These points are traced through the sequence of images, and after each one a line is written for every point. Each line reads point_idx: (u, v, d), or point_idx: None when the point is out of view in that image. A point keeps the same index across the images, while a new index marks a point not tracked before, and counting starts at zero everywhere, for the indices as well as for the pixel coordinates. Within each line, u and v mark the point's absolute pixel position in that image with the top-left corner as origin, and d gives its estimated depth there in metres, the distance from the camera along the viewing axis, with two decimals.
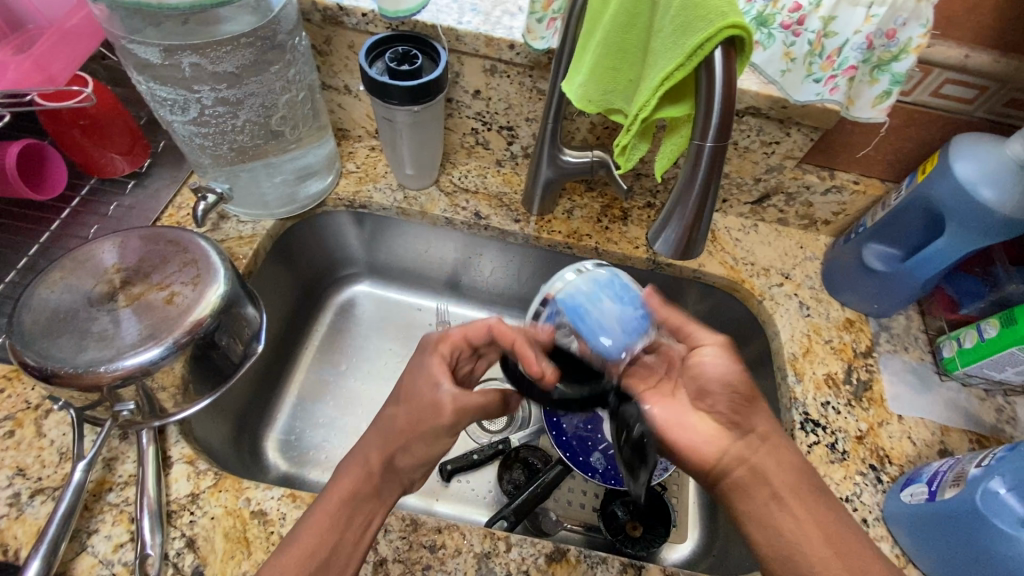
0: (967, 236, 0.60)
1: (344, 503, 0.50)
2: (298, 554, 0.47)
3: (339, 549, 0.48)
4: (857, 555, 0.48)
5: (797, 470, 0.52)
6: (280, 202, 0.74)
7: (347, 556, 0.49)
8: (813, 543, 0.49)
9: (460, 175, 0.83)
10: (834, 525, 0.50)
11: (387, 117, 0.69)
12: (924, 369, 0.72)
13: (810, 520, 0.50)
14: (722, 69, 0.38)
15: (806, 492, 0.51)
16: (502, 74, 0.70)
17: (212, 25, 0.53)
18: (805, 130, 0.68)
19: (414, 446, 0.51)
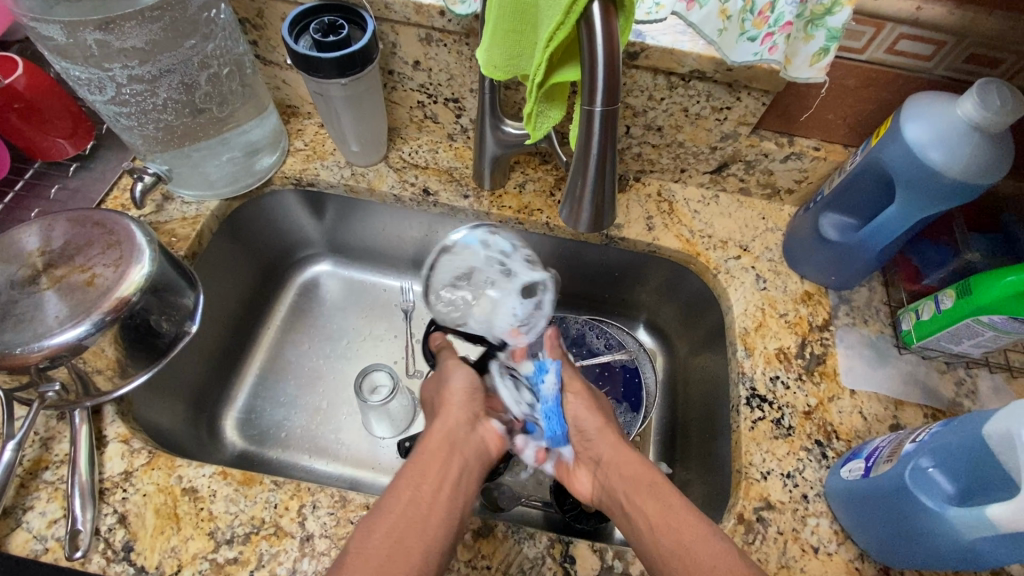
0: (917, 202, 0.57)
1: (413, 463, 0.53)
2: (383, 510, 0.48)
3: (417, 499, 0.49)
4: (679, 527, 0.48)
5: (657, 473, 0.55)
6: (225, 181, 0.74)
7: (428, 504, 0.49)
8: (643, 528, 0.50)
9: (411, 150, 0.81)
10: (687, 519, 0.49)
11: (318, 91, 0.67)
12: (882, 342, 0.70)
13: (642, 515, 0.51)
14: (602, 27, 0.35)
15: (654, 485, 0.53)
16: (438, 43, 0.67)
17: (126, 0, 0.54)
18: (756, 93, 0.65)
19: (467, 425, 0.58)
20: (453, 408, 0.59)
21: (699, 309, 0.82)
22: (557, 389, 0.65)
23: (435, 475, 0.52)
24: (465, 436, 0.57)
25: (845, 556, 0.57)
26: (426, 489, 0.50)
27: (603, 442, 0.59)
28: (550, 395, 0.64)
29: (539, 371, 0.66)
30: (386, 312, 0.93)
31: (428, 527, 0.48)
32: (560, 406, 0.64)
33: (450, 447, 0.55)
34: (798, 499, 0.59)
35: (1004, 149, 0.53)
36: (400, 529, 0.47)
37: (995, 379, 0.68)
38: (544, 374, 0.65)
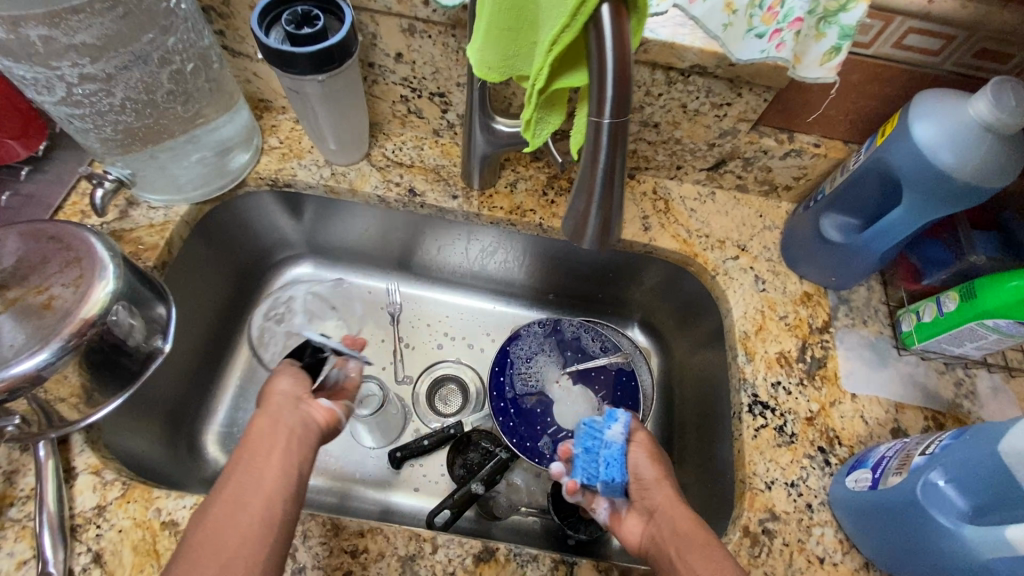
0: (925, 205, 0.55)
1: (241, 449, 0.50)
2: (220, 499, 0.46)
3: (241, 482, 0.47)
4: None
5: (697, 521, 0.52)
6: (195, 183, 0.69)
7: (252, 485, 0.47)
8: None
9: (394, 147, 0.77)
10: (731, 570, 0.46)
11: (293, 88, 0.62)
12: (882, 344, 0.69)
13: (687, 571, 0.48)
14: (612, 31, 0.32)
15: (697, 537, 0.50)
16: (423, 34, 0.63)
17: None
18: (757, 89, 0.62)
19: (295, 406, 0.55)
20: (273, 394, 0.56)
21: (696, 309, 0.80)
22: (624, 439, 0.61)
23: (258, 462, 0.49)
24: (288, 413, 0.54)
25: (850, 565, 0.56)
26: (247, 481, 0.48)
27: (658, 489, 0.56)
28: (615, 444, 0.60)
29: (608, 417, 0.62)
30: (371, 316, 0.89)
31: (248, 504, 0.46)
32: (623, 458, 0.59)
33: (272, 430, 0.52)
34: (803, 508, 0.58)
35: (1015, 151, 0.52)
36: (216, 530, 0.44)
37: (993, 379, 0.68)
38: (614, 421, 0.61)
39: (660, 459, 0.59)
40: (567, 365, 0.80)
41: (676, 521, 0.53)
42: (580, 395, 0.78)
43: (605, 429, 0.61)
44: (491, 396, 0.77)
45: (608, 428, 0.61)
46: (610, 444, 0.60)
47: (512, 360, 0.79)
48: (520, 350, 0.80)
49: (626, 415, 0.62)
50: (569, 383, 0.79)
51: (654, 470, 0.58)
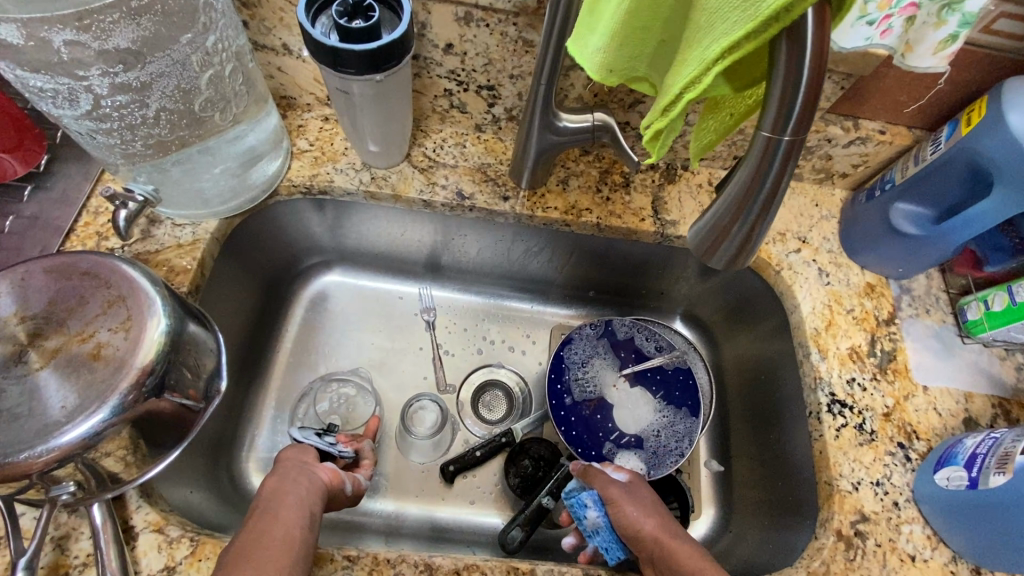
0: (1017, 196, 0.54)
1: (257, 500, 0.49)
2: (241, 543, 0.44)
3: (259, 527, 0.45)
4: None
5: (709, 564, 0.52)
6: (222, 197, 0.61)
7: (273, 530, 0.45)
8: None
9: (435, 145, 0.71)
10: None
11: (339, 88, 0.55)
12: (946, 333, 0.69)
13: None
14: (812, 38, 0.28)
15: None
16: (479, 23, 0.57)
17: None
18: (836, 77, 0.59)
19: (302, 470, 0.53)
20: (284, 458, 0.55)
21: (750, 304, 0.77)
22: (603, 516, 0.60)
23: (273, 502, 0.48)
24: (295, 472, 0.52)
25: (940, 561, 0.56)
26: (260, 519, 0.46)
27: (647, 538, 0.56)
28: (598, 528, 0.60)
29: (579, 507, 0.62)
30: (408, 323, 0.84)
31: (271, 539, 0.44)
32: (614, 534, 0.59)
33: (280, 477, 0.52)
34: (890, 507, 0.58)
35: None
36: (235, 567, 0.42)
37: None
38: (584, 509, 0.61)
39: (647, 504, 0.59)
40: (623, 367, 0.78)
41: (680, 561, 0.53)
42: (639, 397, 0.76)
43: (583, 519, 0.61)
44: (551, 404, 0.74)
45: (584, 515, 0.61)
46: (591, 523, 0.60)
47: (567, 365, 0.77)
48: (574, 355, 0.78)
49: (592, 494, 0.62)
50: (627, 386, 0.77)
51: (642, 516, 0.58)
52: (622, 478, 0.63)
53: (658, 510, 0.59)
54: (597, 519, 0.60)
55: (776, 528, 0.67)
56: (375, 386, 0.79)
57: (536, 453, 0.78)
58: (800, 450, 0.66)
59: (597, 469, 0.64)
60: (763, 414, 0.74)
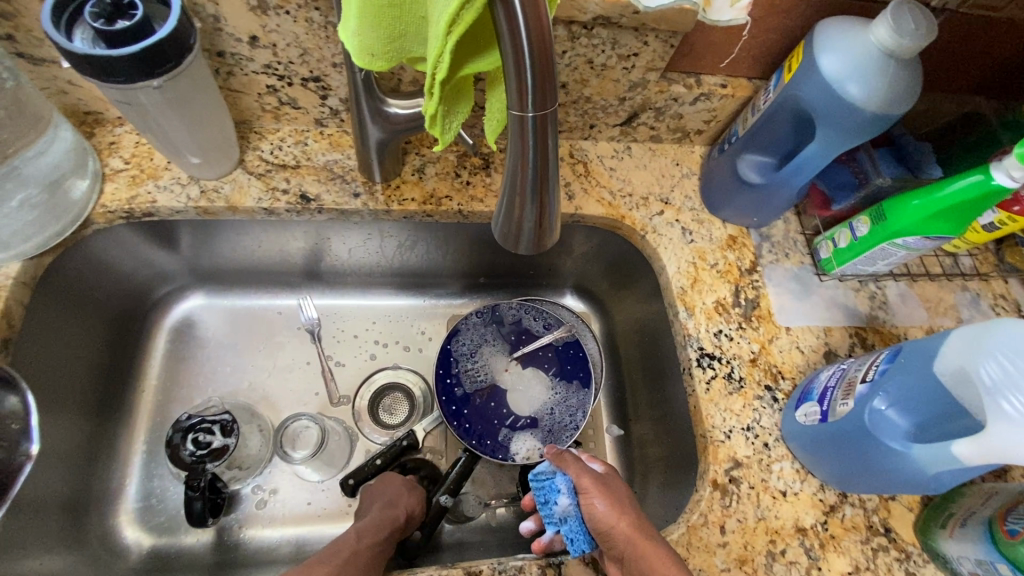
0: (838, 137, 0.56)
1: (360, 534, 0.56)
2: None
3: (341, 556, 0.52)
4: None
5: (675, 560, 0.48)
6: (23, 234, 0.55)
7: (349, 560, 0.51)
8: None
9: (272, 147, 0.65)
10: None
11: (122, 99, 0.49)
12: (805, 273, 0.72)
13: None
14: (522, 4, 0.26)
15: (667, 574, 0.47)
16: (278, 11, 0.52)
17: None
18: (663, 35, 0.58)
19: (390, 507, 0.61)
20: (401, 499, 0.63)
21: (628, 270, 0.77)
22: (576, 505, 0.53)
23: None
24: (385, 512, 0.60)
25: (808, 491, 0.60)
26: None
27: (620, 538, 0.50)
28: (568, 516, 0.53)
29: (552, 490, 0.55)
30: (288, 338, 0.79)
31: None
32: (583, 525, 0.53)
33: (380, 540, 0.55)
34: (761, 449, 0.61)
35: (915, 74, 0.52)
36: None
37: (900, 287, 0.73)
38: (556, 494, 0.54)
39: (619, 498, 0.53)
40: (514, 350, 0.77)
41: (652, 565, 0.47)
42: (532, 377, 0.76)
43: (551, 504, 0.54)
44: (441, 400, 0.72)
45: (557, 500, 0.54)
46: (562, 510, 0.54)
47: (455, 358, 0.75)
48: (462, 346, 0.76)
49: (566, 478, 0.55)
50: (519, 368, 0.76)
51: (614, 512, 0.51)
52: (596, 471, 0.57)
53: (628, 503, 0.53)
54: (567, 505, 0.54)
55: (668, 484, 0.69)
56: (257, 409, 0.74)
57: (435, 453, 0.75)
58: (680, 407, 0.67)
59: (576, 459, 0.56)
60: (653, 377, 0.75)
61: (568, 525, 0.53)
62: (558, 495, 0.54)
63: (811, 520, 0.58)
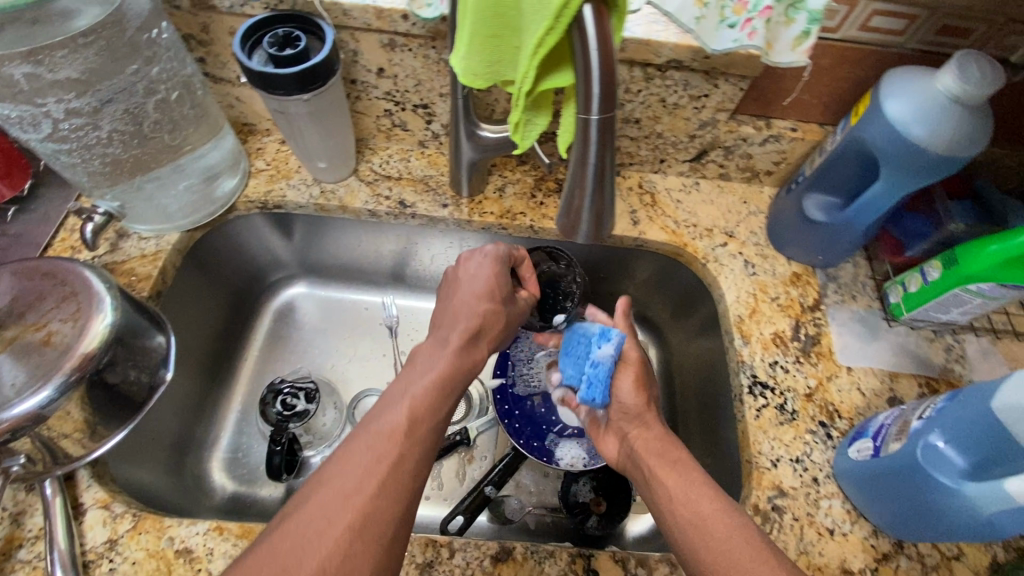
0: (902, 177, 0.57)
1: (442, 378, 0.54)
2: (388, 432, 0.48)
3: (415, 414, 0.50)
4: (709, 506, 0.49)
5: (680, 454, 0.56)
6: (183, 211, 0.69)
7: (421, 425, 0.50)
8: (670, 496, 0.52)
9: (381, 160, 0.77)
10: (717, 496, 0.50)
11: (278, 109, 0.62)
12: (872, 317, 0.70)
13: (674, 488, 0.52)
14: (594, 30, 0.33)
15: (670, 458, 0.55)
16: (403, 48, 0.64)
17: (62, 19, 0.49)
18: (733, 79, 0.64)
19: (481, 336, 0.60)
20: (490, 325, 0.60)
21: (687, 299, 0.80)
22: (612, 359, 0.62)
23: (377, 474, 0.45)
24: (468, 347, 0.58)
25: (859, 534, 0.58)
26: (328, 522, 0.42)
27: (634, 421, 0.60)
28: (602, 364, 0.62)
29: (606, 334, 0.63)
30: (370, 330, 0.88)
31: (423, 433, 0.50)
32: (605, 379, 0.62)
33: (437, 407, 0.52)
34: (810, 483, 0.60)
35: (984, 121, 0.54)
36: (286, 573, 0.39)
37: (981, 343, 0.70)
38: (603, 341, 0.63)
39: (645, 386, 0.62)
40: None
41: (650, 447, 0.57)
42: None
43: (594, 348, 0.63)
44: (495, 399, 0.78)
45: (601, 342, 0.63)
46: (597, 355, 0.63)
47: (512, 362, 0.81)
48: (520, 352, 0.82)
49: (620, 333, 0.63)
50: None
51: (634, 397, 0.61)
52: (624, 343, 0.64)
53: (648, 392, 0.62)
54: (603, 355, 0.62)
55: None
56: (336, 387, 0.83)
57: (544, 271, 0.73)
58: (729, 434, 0.67)
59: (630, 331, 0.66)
60: (705, 406, 0.76)
61: (593, 373, 0.62)
62: (603, 340, 0.63)
63: (859, 564, 0.56)
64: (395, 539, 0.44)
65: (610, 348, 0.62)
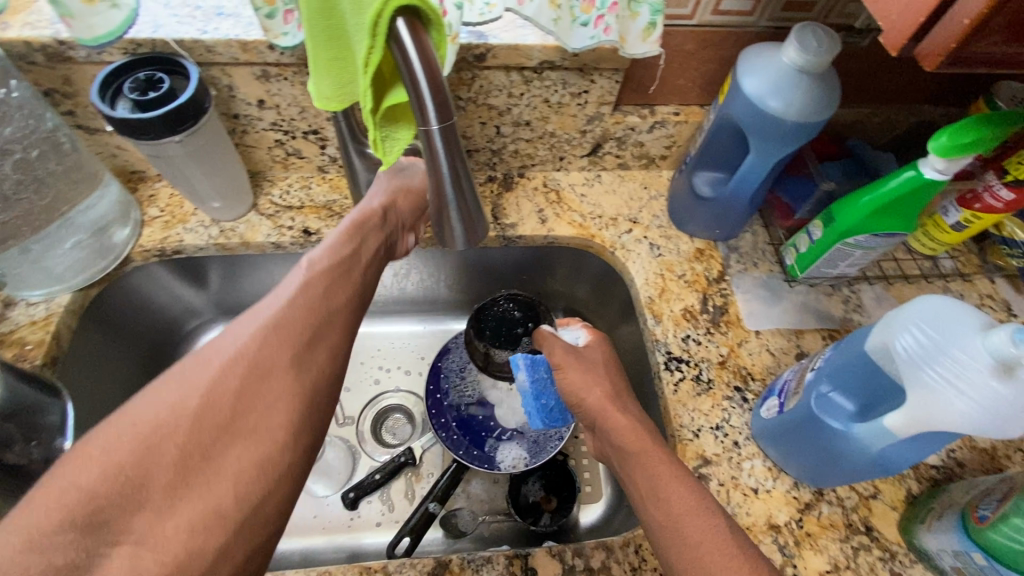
0: (769, 147, 0.61)
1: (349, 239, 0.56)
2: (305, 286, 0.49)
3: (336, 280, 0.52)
4: (688, 510, 0.47)
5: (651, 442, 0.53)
6: (73, 270, 0.66)
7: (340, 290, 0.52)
8: (648, 500, 0.49)
9: (281, 192, 0.76)
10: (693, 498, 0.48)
11: (154, 154, 0.61)
12: (773, 280, 0.74)
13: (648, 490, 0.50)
14: (412, 45, 0.34)
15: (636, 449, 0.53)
16: (278, 78, 0.63)
17: None
18: (606, 73, 0.66)
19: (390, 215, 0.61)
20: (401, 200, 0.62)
21: (604, 288, 0.82)
22: (529, 383, 0.69)
23: (278, 317, 0.46)
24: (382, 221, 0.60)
25: (782, 489, 0.60)
26: (230, 346, 0.43)
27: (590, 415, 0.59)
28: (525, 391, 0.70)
29: (513, 368, 0.70)
30: None
31: (342, 297, 0.51)
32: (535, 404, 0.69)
33: (342, 265, 0.54)
34: (731, 447, 0.62)
35: (829, 85, 0.58)
36: (170, 418, 0.38)
37: (874, 290, 0.74)
38: (516, 369, 0.70)
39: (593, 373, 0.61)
40: None
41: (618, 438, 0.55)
42: None
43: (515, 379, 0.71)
44: (431, 414, 0.78)
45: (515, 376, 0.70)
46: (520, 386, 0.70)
47: (445, 374, 0.81)
48: (451, 363, 0.82)
49: (523, 357, 0.70)
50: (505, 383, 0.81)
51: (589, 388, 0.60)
52: (578, 343, 0.67)
53: (605, 376, 0.61)
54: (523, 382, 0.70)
55: None
56: None
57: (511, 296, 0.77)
58: (655, 412, 0.69)
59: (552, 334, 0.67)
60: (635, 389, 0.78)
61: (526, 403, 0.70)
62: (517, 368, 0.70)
63: (784, 517, 0.58)
64: (299, 368, 0.44)
65: (522, 375, 0.69)
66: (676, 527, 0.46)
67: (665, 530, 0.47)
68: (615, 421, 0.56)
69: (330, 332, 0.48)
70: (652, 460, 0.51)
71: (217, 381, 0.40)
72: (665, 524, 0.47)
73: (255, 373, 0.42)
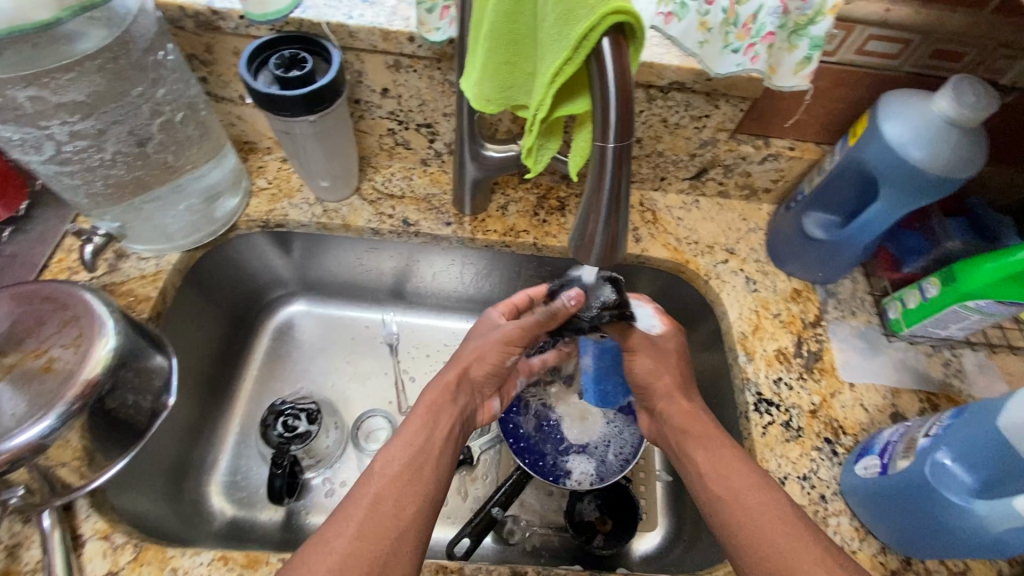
0: (902, 196, 0.59)
1: (430, 408, 0.60)
2: (403, 443, 0.55)
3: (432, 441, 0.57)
4: (752, 490, 0.51)
5: (714, 435, 0.58)
6: (184, 231, 0.68)
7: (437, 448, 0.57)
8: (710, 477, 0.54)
9: (383, 179, 0.77)
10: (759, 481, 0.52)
11: (283, 129, 0.62)
12: (871, 333, 0.71)
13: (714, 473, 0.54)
14: (612, 60, 0.34)
15: (695, 429, 0.60)
16: (408, 69, 0.64)
17: (67, 44, 0.49)
18: (733, 100, 0.65)
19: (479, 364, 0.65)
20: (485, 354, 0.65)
21: (687, 315, 0.81)
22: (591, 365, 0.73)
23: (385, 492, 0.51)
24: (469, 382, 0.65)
25: (868, 552, 0.58)
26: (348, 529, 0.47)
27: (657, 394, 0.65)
28: (588, 371, 0.74)
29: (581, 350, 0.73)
30: (370, 348, 0.87)
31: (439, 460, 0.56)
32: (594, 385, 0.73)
33: (432, 438, 0.58)
34: (818, 500, 0.60)
35: (979, 142, 0.55)
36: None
37: (978, 357, 0.71)
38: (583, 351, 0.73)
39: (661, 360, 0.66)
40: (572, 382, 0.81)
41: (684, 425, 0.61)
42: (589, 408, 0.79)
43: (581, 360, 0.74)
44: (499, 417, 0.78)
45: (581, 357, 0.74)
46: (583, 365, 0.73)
47: None
48: None
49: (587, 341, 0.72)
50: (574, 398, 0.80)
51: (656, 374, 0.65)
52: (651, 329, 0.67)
53: (672, 366, 0.66)
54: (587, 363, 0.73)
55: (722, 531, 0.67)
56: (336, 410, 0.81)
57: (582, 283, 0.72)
58: None
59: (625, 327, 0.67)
60: None
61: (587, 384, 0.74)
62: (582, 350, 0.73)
63: None
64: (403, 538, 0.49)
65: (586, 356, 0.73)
66: (736, 507, 0.51)
67: (728, 512, 0.51)
68: (677, 406, 0.63)
69: (445, 458, 0.57)
70: (716, 445, 0.57)
71: (369, 517, 0.49)
72: (726, 503, 0.52)
73: (403, 513, 0.50)
